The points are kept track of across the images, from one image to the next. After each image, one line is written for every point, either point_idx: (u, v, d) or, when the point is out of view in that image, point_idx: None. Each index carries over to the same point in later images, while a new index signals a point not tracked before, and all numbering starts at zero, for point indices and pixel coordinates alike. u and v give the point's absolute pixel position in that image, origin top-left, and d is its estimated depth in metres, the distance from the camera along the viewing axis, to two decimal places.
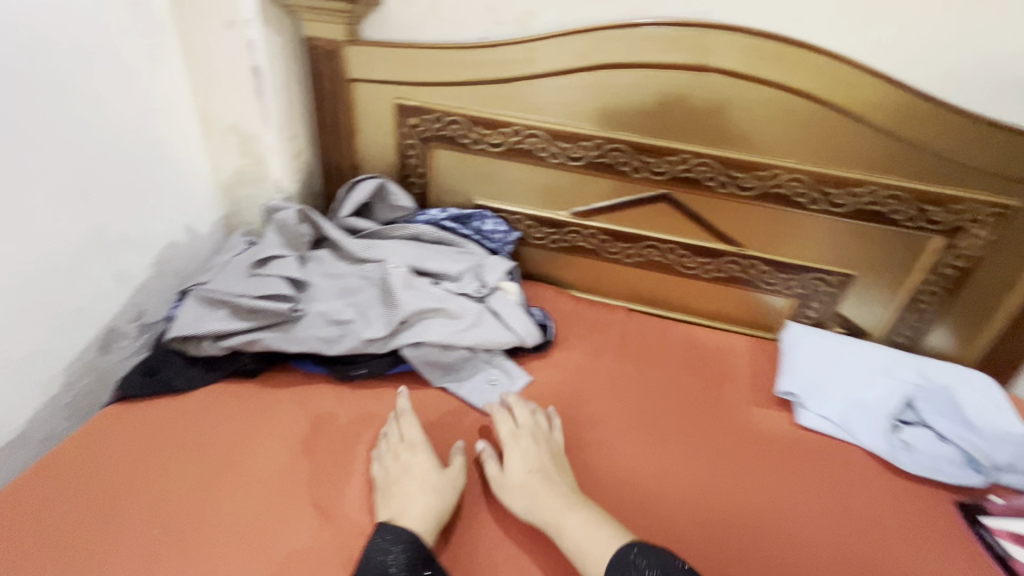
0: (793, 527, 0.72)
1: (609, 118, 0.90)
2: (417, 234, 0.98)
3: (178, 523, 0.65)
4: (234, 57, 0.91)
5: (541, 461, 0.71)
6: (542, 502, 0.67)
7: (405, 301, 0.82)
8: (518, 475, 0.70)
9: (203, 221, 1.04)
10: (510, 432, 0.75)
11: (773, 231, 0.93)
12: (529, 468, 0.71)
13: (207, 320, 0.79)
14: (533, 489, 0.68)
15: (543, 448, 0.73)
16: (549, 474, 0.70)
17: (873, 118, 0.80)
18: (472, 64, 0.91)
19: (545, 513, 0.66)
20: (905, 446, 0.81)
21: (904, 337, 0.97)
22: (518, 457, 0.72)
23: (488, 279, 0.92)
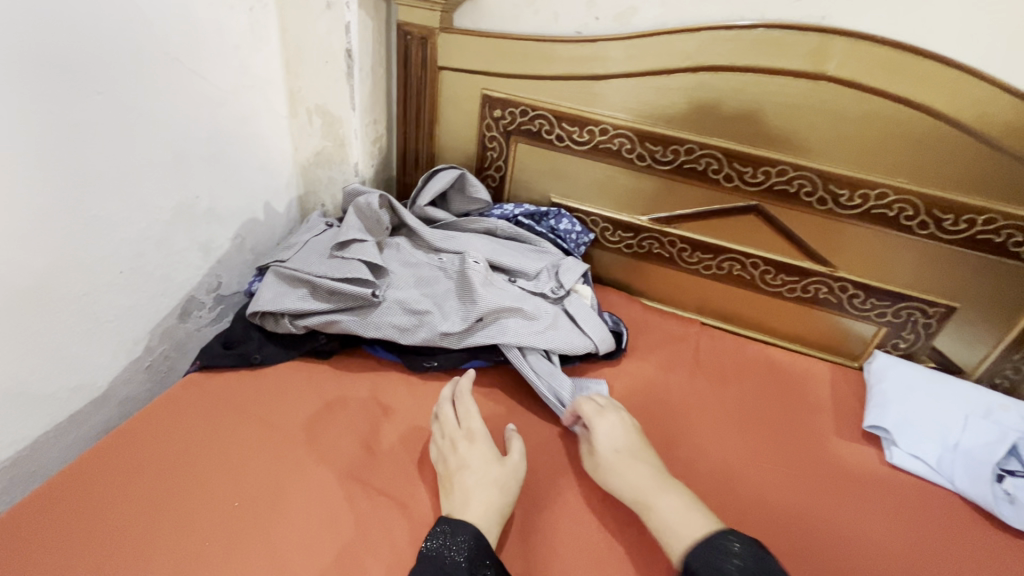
0: (856, 533, 0.70)
1: (705, 122, 0.86)
2: (492, 229, 0.97)
3: (254, 496, 0.65)
4: (329, 39, 0.92)
5: (628, 440, 0.70)
6: (631, 479, 0.66)
7: (484, 296, 0.80)
8: (608, 450, 0.69)
9: (281, 199, 1.05)
10: (594, 409, 0.74)
11: (870, 254, 0.87)
12: (617, 446, 0.69)
13: (289, 298, 0.79)
14: (622, 467, 0.67)
15: (629, 430, 0.72)
16: (637, 453, 0.69)
17: (1003, 141, 0.74)
18: (565, 58, 0.89)
19: (634, 490, 0.65)
20: (1008, 498, 0.73)
21: (1005, 379, 0.90)
22: (608, 433, 0.71)
23: (565, 280, 0.89)
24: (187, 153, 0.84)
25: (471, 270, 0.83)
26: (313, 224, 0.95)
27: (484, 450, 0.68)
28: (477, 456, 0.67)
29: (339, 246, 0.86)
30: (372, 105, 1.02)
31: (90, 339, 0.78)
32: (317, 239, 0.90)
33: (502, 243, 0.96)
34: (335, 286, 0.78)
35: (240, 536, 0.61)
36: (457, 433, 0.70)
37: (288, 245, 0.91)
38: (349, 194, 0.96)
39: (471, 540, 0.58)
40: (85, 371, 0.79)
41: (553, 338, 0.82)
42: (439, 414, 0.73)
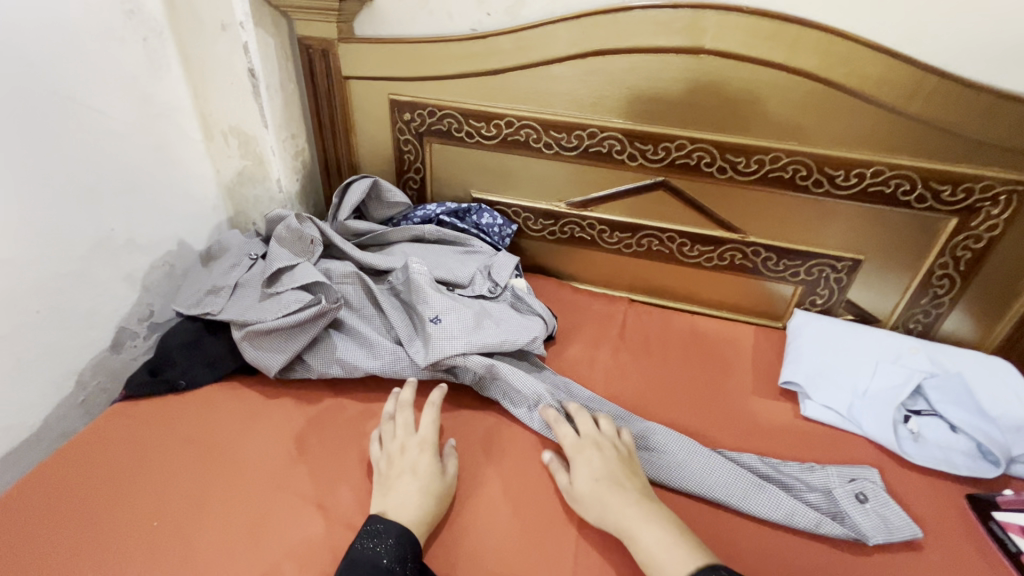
0: (766, 443, 0.78)
1: (603, 106, 0.88)
2: (419, 234, 0.97)
3: (176, 515, 0.65)
4: (230, 60, 0.93)
5: (607, 467, 0.65)
6: (615, 509, 0.61)
7: (435, 305, 0.81)
8: (585, 484, 0.64)
9: (207, 222, 1.07)
10: (572, 440, 0.69)
11: (792, 219, 0.90)
12: (596, 475, 0.64)
13: (266, 355, 0.79)
14: (603, 498, 0.62)
15: (608, 455, 0.67)
16: (618, 485, 0.63)
17: (877, 95, 0.76)
18: (463, 57, 0.91)
19: (615, 523, 0.60)
20: (913, 437, 0.76)
21: (918, 324, 0.94)
22: (580, 468, 0.65)
23: (499, 278, 0.91)
24: (97, 188, 0.85)
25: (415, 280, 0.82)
26: (234, 259, 0.90)
27: (425, 452, 0.68)
28: (416, 460, 0.67)
29: (269, 280, 0.84)
30: (286, 122, 1.04)
31: (15, 381, 0.79)
32: (245, 277, 0.87)
33: (440, 248, 0.97)
34: (291, 323, 0.77)
35: (152, 551, 0.62)
36: (412, 440, 0.69)
37: (215, 287, 0.86)
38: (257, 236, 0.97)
39: (403, 544, 0.58)
40: (14, 411, 0.80)
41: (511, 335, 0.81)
42: (396, 419, 0.73)
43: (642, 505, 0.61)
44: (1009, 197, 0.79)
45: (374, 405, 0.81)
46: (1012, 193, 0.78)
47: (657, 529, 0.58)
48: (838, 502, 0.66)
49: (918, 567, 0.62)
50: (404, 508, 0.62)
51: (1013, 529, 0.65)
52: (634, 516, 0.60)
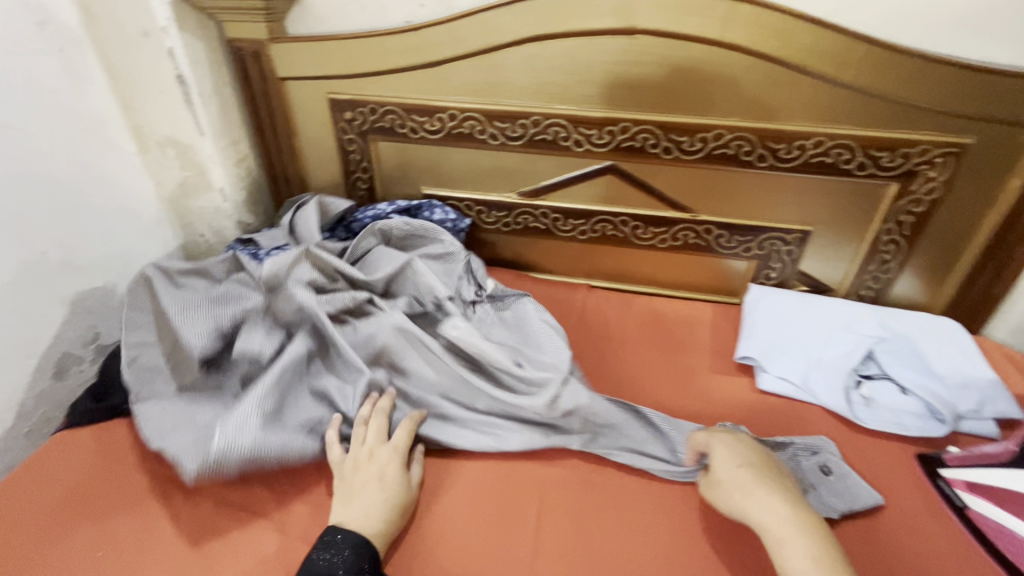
0: (725, 419, 0.79)
1: (543, 93, 0.87)
2: (387, 232, 0.90)
3: (121, 543, 0.63)
4: (156, 68, 0.90)
5: (748, 456, 0.63)
6: (756, 500, 0.59)
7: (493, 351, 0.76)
8: (728, 471, 0.62)
9: (152, 237, 1.03)
10: (704, 436, 0.68)
11: (740, 195, 0.90)
12: (738, 463, 0.62)
13: (285, 435, 0.67)
14: (747, 486, 0.60)
15: (750, 445, 0.65)
16: (760, 474, 0.61)
17: (811, 67, 0.76)
18: (398, 51, 0.88)
19: (755, 517, 0.58)
20: (865, 402, 0.78)
21: (869, 290, 0.95)
22: (720, 453, 0.64)
23: (488, 287, 0.90)
24: (23, 211, 0.81)
25: (462, 338, 0.77)
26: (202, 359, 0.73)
27: (394, 462, 0.67)
28: (381, 466, 0.66)
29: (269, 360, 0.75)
30: (225, 128, 1.00)
31: None
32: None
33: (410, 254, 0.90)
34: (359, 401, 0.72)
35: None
36: (382, 449, 0.68)
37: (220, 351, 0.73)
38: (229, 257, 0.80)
39: (362, 553, 0.58)
40: None
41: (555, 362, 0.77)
42: (370, 424, 0.70)
43: (786, 492, 0.60)
44: (946, 160, 0.80)
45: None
46: (947, 156, 0.79)
47: (806, 538, 0.55)
48: (804, 474, 0.68)
49: (875, 534, 0.63)
50: (365, 517, 0.61)
51: (958, 485, 0.66)
52: (787, 523, 0.56)
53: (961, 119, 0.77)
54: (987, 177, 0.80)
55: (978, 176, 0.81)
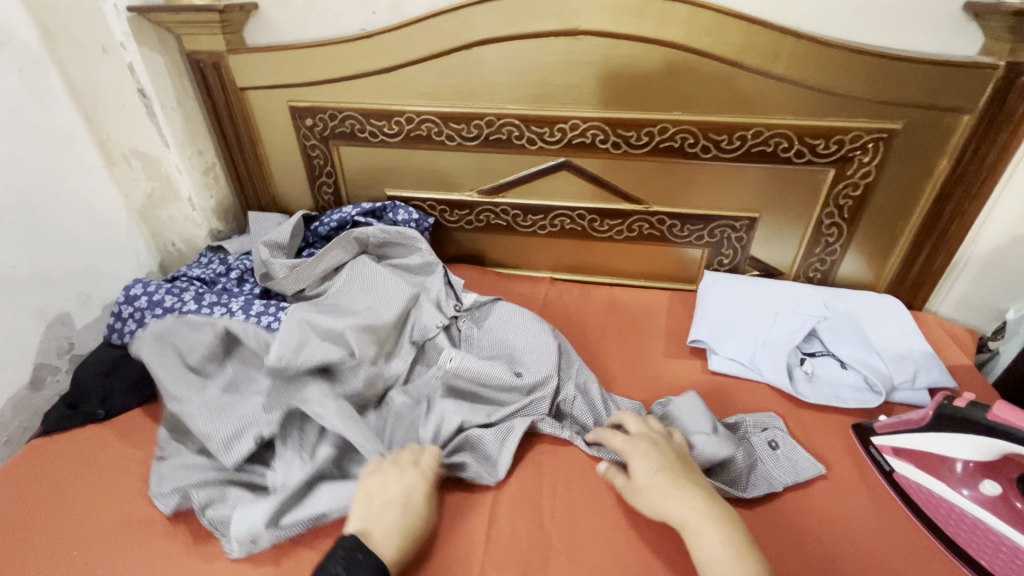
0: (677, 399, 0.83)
1: (495, 94, 0.90)
2: (364, 240, 0.93)
3: (94, 543, 0.66)
4: (117, 82, 0.92)
5: (665, 459, 0.63)
6: (674, 499, 0.59)
7: (485, 367, 0.77)
8: (646, 476, 0.62)
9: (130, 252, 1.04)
10: (640, 425, 0.70)
11: (689, 185, 0.94)
12: (656, 467, 0.62)
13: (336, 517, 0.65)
14: (665, 488, 0.60)
15: (665, 449, 0.65)
16: (678, 476, 0.61)
17: (744, 61, 0.80)
18: (353, 58, 0.91)
19: (679, 517, 0.57)
20: (808, 377, 0.82)
21: (817, 272, 0.99)
22: (636, 462, 0.64)
23: (466, 300, 0.92)
24: None
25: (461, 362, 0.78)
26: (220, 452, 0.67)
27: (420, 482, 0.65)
28: (405, 486, 0.63)
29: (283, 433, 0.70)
30: (189, 138, 1.03)
31: None
32: (174, 302, 0.85)
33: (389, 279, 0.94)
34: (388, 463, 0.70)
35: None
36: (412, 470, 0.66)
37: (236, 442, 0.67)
38: (218, 332, 0.73)
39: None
40: None
41: (542, 365, 0.79)
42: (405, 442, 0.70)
43: (701, 489, 0.60)
44: (877, 145, 0.84)
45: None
46: (878, 141, 0.83)
47: (717, 534, 0.55)
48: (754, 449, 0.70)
49: (819, 502, 0.65)
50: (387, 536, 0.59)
51: (887, 451, 0.67)
52: (699, 518, 0.57)
53: (889, 105, 0.81)
54: (916, 159, 0.85)
55: (908, 159, 0.85)
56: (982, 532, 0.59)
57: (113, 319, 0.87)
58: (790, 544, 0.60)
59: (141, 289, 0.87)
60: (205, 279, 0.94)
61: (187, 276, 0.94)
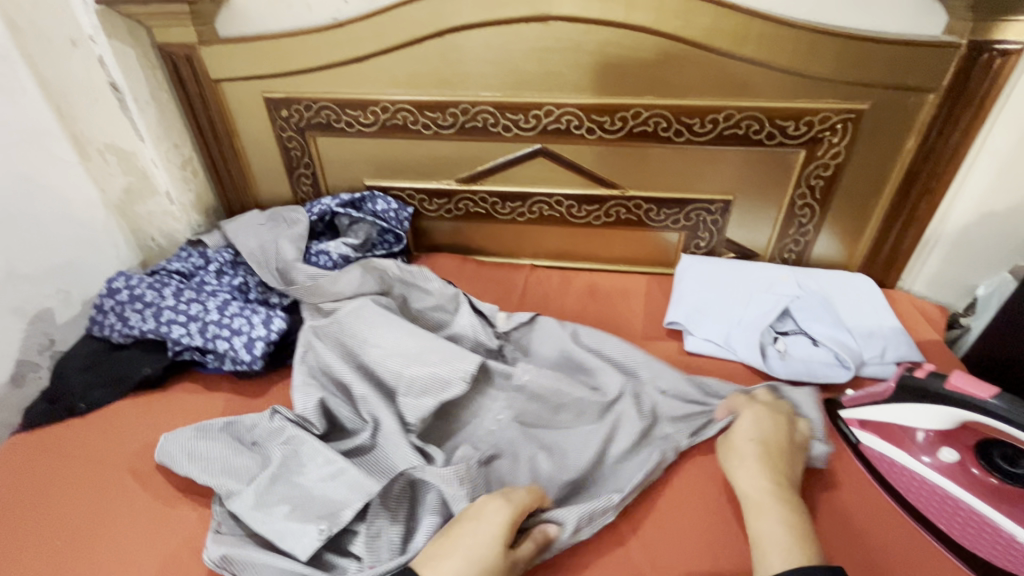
0: None
1: (469, 82, 0.91)
2: (384, 274, 0.89)
3: (78, 534, 0.67)
4: (89, 77, 0.91)
5: (766, 430, 0.64)
6: (748, 471, 0.61)
7: (564, 387, 0.75)
8: (744, 437, 0.65)
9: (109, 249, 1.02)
10: (745, 401, 0.70)
11: (664, 170, 0.95)
12: (753, 436, 0.64)
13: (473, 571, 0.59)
14: (747, 454, 0.62)
15: (779, 424, 0.65)
16: (771, 452, 0.62)
17: (713, 44, 0.81)
18: (326, 48, 0.91)
19: (748, 489, 0.60)
20: (780, 355, 0.83)
21: (791, 253, 1.01)
22: (744, 421, 0.66)
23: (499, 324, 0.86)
24: None
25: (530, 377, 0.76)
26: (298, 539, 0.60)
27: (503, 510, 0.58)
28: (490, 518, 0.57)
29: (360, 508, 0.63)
30: (165, 132, 1.02)
31: None
32: (155, 296, 0.86)
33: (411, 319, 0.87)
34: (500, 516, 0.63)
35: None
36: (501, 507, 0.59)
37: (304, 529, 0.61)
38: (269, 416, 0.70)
39: None
40: None
41: (613, 374, 0.76)
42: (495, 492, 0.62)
43: (779, 471, 0.61)
44: (846, 126, 0.85)
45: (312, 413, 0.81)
46: (846, 122, 0.85)
47: (780, 517, 0.56)
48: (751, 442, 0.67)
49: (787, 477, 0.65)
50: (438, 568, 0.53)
51: (853, 423, 0.68)
52: (767, 499, 0.58)
53: (857, 86, 0.82)
54: (885, 139, 0.86)
55: (878, 138, 0.86)
56: (941, 500, 0.61)
57: (95, 312, 0.87)
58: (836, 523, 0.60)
59: (123, 282, 0.87)
60: (184, 272, 0.93)
61: (166, 269, 0.94)
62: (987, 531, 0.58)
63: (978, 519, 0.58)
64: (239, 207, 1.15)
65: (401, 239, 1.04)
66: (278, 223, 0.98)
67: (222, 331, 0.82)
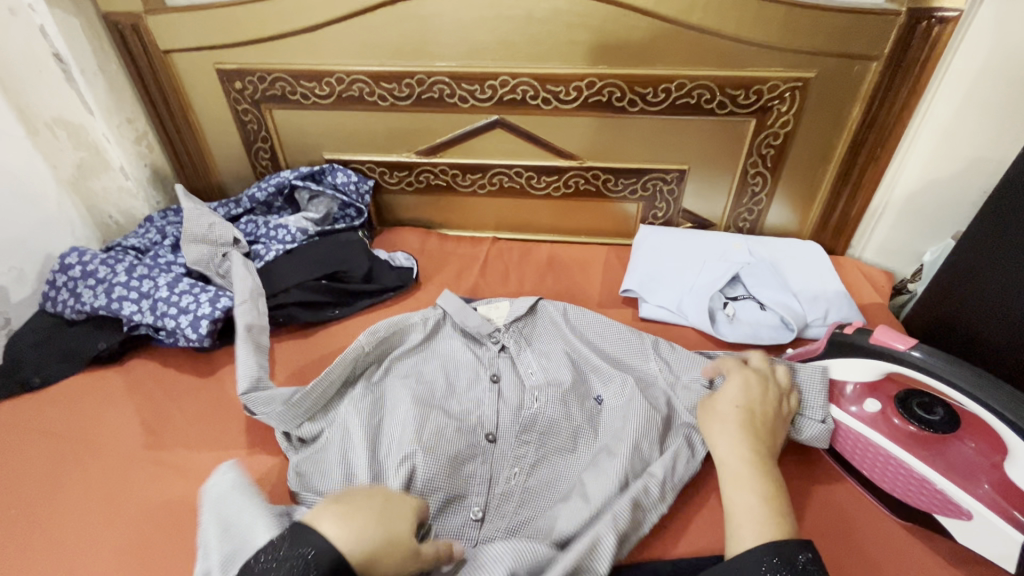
0: None
1: (423, 52, 0.90)
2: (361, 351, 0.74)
3: (34, 506, 0.67)
4: (31, 46, 0.87)
5: (749, 397, 0.62)
6: (727, 441, 0.59)
7: (571, 396, 0.71)
8: (730, 406, 0.62)
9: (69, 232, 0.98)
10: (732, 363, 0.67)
11: (619, 140, 0.96)
12: (738, 403, 0.62)
13: None
14: (735, 425, 0.60)
15: (766, 387, 0.64)
16: (754, 421, 0.60)
17: (662, 11, 0.82)
18: (277, 16, 0.90)
19: (725, 460, 0.58)
20: (729, 319, 0.86)
21: (746, 222, 1.04)
22: (731, 389, 0.63)
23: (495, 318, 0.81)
24: None
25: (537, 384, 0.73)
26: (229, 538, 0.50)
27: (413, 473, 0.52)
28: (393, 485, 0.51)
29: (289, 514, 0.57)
30: (115, 105, 1.00)
31: None
32: (108, 272, 0.85)
33: (399, 364, 0.77)
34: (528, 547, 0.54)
35: (33, 552, 0.63)
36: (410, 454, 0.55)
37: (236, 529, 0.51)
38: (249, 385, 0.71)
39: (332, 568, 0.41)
40: None
41: (609, 376, 0.73)
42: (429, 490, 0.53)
43: (759, 441, 0.59)
44: (794, 94, 0.87)
45: (308, 379, 0.81)
46: (794, 90, 0.86)
47: (756, 491, 0.54)
48: None
49: None
50: (343, 521, 0.44)
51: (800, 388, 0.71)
52: (746, 470, 0.56)
53: (804, 54, 0.83)
54: (831, 107, 0.88)
55: (824, 106, 0.88)
56: (864, 447, 0.63)
57: (47, 288, 0.87)
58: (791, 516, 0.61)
59: (76, 258, 0.87)
60: (140, 247, 0.94)
61: (122, 245, 0.94)
62: (902, 473, 0.60)
63: (894, 463, 0.61)
64: (198, 183, 1.15)
65: (363, 212, 1.04)
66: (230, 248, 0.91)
67: (169, 310, 0.82)
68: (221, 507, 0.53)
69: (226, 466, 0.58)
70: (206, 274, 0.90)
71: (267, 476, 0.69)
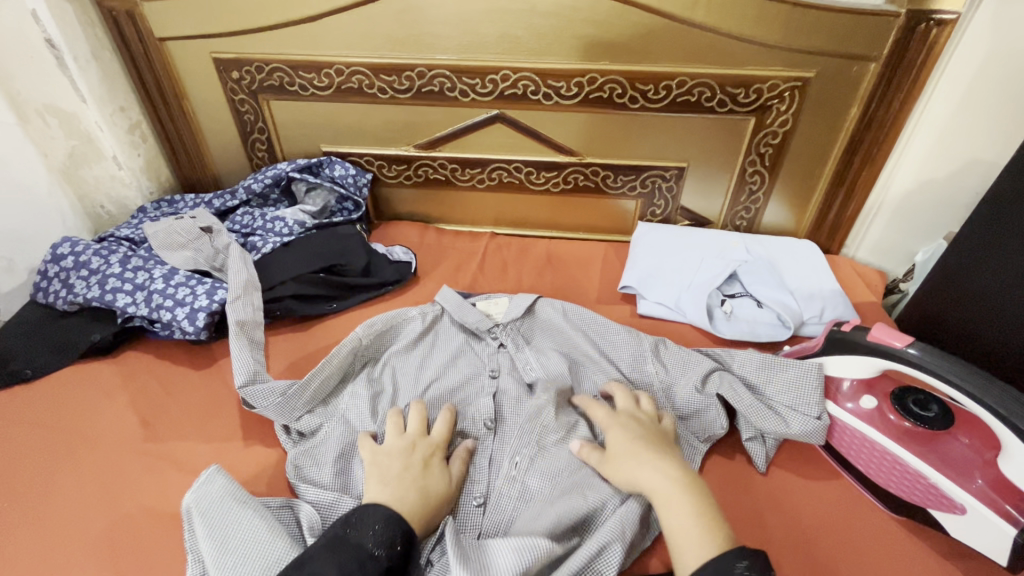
0: None
1: (424, 44, 0.90)
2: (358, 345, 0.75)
3: (25, 498, 0.66)
4: (22, 30, 0.85)
5: (642, 430, 0.62)
6: (638, 474, 0.57)
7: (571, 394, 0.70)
8: (622, 444, 0.60)
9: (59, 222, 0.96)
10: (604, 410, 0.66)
11: (619, 136, 0.96)
12: (633, 435, 0.61)
13: None
14: (641, 457, 0.58)
15: (646, 423, 0.63)
16: (654, 448, 0.59)
17: (665, 8, 0.82)
18: (276, 6, 0.89)
19: (648, 486, 0.56)
20: (727, 316, 0.87)
21: (743, 221, 1.05)
22: (615, 429, 0.62)
23: (495, 316, 0.81)
24: None
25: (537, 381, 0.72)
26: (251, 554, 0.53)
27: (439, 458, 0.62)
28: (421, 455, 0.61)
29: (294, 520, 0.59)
30: (109, 93, 0.98)
31: None
32: (101, 263, 0.84)
33: (396, 359, 0.76)
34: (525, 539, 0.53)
35: (26, 546, 0.62)
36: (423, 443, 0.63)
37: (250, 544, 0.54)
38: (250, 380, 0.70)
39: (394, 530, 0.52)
40: None
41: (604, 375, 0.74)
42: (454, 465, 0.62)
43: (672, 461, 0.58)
44: (793, 93, 0.87)
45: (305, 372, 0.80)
46: (794, 89, 0.87)
47: (692, 508, 0.53)
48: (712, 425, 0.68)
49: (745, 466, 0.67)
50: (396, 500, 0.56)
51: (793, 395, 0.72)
52: (673, 491, 0.55)
53: (804, 54, 0.84)
54: (829, 107, 0.89)
55: (822, 106, 0.89)
56: (859, 442, 0.65)
57: (38, 279, 0.85)
58: (790, 513, 0.62)
59: (69, 248, 0.85)
60: (134, 238, 0.92)
61: (115, 236, 0.92)
62: (896, 468, 0.62)
63: (890, 458, 0.62)
64: (192, 174, 1.13)
65: (360, 205, 1.04)
66: (202, 236, 0.90)
67: (165, 302, 0.81)
68: (216, 518, 0.55)
69: (209, 476, 0.59)
70: (202, 267, 0.88)
71: (264, 469, 0.69)
